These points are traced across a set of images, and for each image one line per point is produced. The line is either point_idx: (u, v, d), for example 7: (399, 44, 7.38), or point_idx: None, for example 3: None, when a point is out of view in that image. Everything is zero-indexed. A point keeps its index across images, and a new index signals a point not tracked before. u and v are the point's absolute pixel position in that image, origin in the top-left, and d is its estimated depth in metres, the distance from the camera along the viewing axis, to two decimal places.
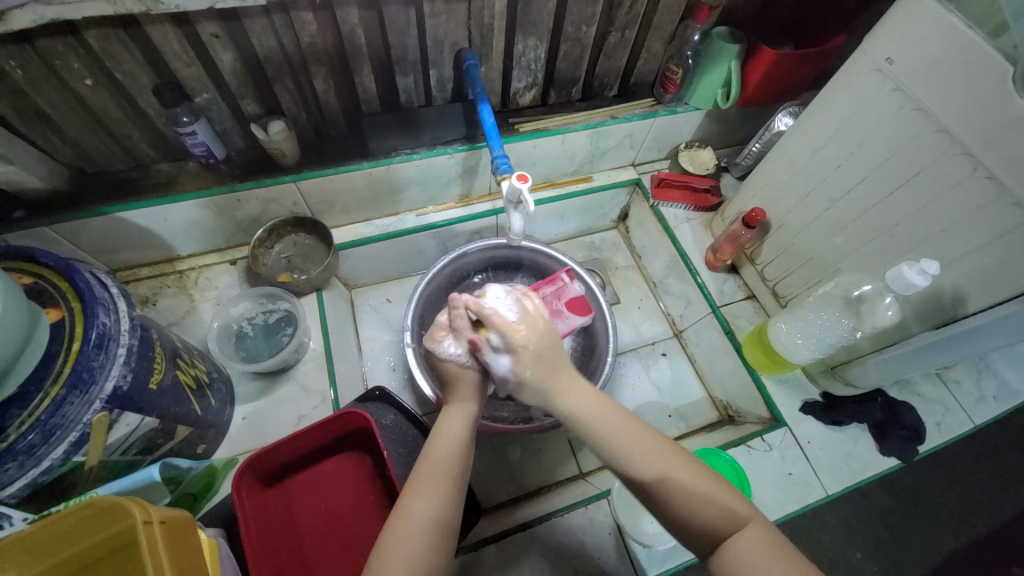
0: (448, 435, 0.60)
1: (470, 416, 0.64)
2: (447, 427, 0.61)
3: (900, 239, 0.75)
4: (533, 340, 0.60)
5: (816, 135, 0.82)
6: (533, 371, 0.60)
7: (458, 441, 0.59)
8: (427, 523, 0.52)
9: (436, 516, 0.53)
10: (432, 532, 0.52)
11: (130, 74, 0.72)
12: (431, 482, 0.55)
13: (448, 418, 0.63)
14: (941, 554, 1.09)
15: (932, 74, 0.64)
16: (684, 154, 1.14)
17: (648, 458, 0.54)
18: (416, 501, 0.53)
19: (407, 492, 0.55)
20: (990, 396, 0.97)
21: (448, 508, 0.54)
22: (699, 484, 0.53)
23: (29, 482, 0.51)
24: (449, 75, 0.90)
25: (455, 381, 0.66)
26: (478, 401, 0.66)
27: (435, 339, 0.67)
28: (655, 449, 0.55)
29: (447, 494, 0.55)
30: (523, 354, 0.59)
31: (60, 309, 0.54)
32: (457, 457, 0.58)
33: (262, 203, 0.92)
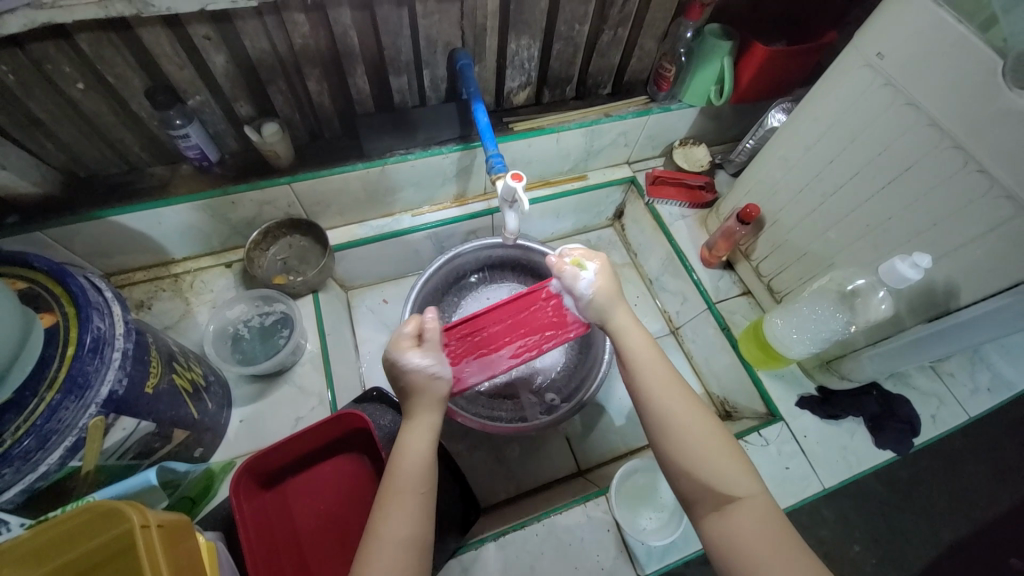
0: (411, 452, 0.58)
1: (433, 427, 0.61)
2: (410, 440, 0.59)
3: (893, 233, 0.75)
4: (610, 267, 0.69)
5: (808, 130, 0.82)
6: (609, 290, 0.67)
7: (426, 455, 0.58)
8: (399, 544, 0.52)
9: (409, 536, 0.53)
10: (407, 551, 0.52)
11: (122, 78, 0.71)
12: (400, 502, 0.54)
13: (411, 429, 0.61)
14: (939, 546, 1.10)
15: (921, 68, 0.65)
16: (679, 151, 1.15)
17: (672, 415, 0.55)
18: (386, 522, 0.53)
19: (377, 515, 0.55)
20: (984, 388, 0.97)
21: (420, 525, 0.54)
22: (711, 443, 0.54)
23: (27, 487, 0.50)
24: (443, 75, 0.90)
25: (413, 392, 0.62)
26: (438, 410, 0.62)
27: (400, 348, 0.64)
28: (681, 412, 0.56)
29: (418, 512, 0.54)
30: (603, 272, 0.67)
31: (54, 314, 0.54)
32: (424, 474, 0.57)
33: (257, 205, 0.91)
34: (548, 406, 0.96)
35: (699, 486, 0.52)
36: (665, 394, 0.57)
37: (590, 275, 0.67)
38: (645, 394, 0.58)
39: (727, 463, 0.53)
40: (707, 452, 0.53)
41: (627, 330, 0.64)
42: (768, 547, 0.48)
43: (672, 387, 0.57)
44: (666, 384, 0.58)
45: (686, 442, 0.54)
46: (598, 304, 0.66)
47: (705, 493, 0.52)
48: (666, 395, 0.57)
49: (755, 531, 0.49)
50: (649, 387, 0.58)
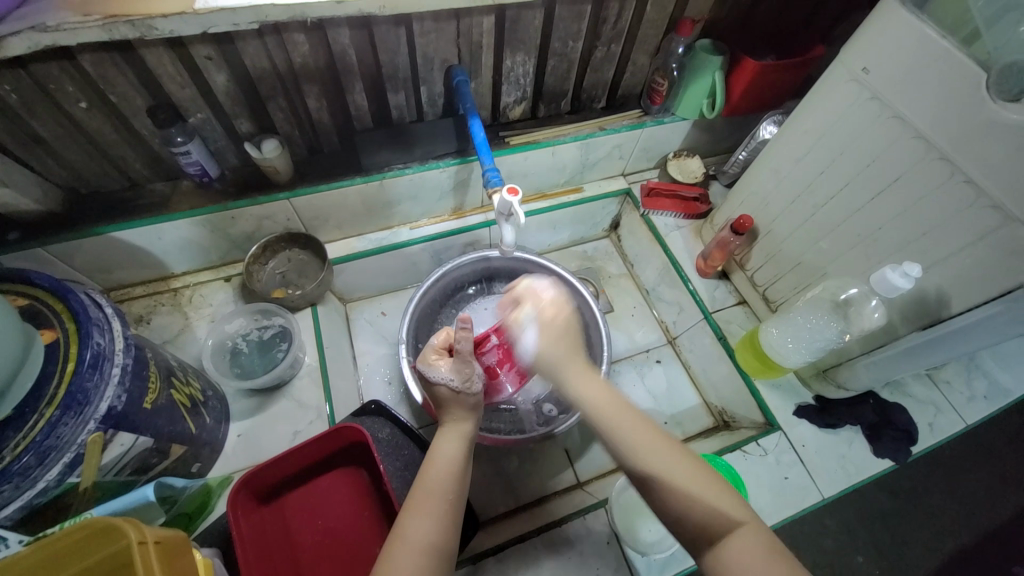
0: (445, 455, 0.60)
1: (464, 437, 0.63)
2: (442, 447, 0.61)
3: (884, 243, 0.76)
4: (560, 318, 0.70)
5: (799, 143, 0.84)
6: (556, 344, 0.68)
7: (459, 461, 0.59)
8: (422, 549, 0.51)
9: (430, 540, 0.52)
10: (429, 557, 0.51)
11: (124, 97, 0.73)
12: (428, 504, 0.55)
13: (444, 439, 0.62)
14: (941, 556, 1.09)
15: (905, 83, 0.67)
16: (673, 163, 1.17)
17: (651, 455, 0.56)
18: (412, 524, 0.53)
19: (405, 515, 0.54)
20: (980, 395, 0.98)
21: (442, 531, 0.53)
22: (695, 480, 0.54)
23: (26, 504, 0.50)
24: (440, 91, 0.92)
25: (447, 404, 0.65)
26: (473, 419, 0.65)
27: (429, 360, 0.67)
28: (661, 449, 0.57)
29: (443, 517, 0.54)
30: (551, 327, 0.69)
31: (55, 331, 0.54)
32: (451, 481, 0.57)
33: (256, 220, 0.92)
34: (546, 417, 0.97)
35: (695, 523, 0.52)
36: (640, 434, 0.58)
37: (529, 329, 0.70)
38: (620, 443, 0.58)
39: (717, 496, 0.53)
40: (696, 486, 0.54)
41: (587, 386, 0.64)
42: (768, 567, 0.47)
43: (644, 432, 0.59)
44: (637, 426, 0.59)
45: (670, 482, 0.54)
46: (541, 358, 0.68)
47: (699, 532, 0.52)
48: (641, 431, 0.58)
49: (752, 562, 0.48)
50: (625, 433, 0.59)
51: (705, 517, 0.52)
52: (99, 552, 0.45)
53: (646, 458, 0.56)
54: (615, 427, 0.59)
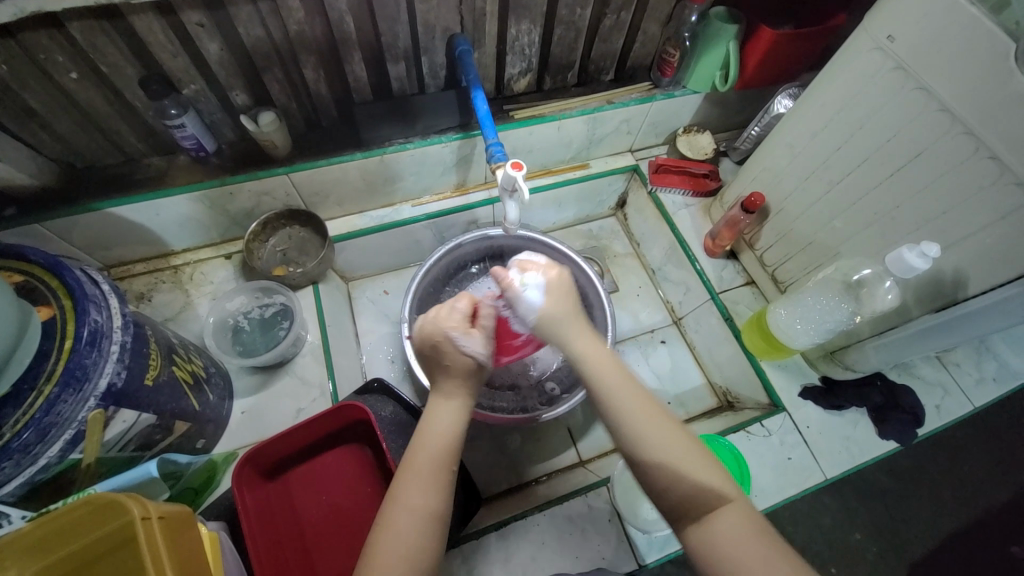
0: (440, 426, 0.57)
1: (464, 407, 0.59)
2: (438, 416, 0.58)
3: (901, 221, 0.74)
4: (563, 280, 0.63)
5: (815, 117, 0.80)
6: (559, 308, 0.61)
7: (451, 431, 0.57)
8: (420, 515, 0.51)
9: (424, 507, 0.52)
10: (427, 525, 0.51)
11: (115, 67, 0.70)
12: (421, 474, 0.54)
13: (441, 406, 0.59)
14: (941, 534, 1.10)
15: (931, 51, 0.63)
16: (683, 138, 1.13)
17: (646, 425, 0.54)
18: (409, 492, 0.53)
19: (398, 484, 0.54)
20: (990, 377, 0.96)
21: (438, 498, 0.53)
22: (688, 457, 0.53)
23: (28, 480, 0.50)
24: (442, 62, 0.88)
25: (452, 368, 0.59)
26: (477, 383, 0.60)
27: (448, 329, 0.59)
28: (655, 421, 0.54)
29: (439, 484, 0.54)
30: (553, 289, 0.62)
31: (51, 307, 0.53)
32: (448, 449, 0.56)
33: (255, 196, 0.91)
34: (549, 396, 0.96)
35: (678, 497, 0.52)
36: (635, 407, 0.55)
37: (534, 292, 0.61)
38: (618, 412, 0.55)
39: (707, 470, 0.53)
40: (687, 461, 0.53)
41: (588, 347, 0.59)
42: (749, 546, 0.48)
43: (639, 398, 0.56)
44: (633, 397, 0.55)
45: (655, 452, 0.53)
46: (548, 323, 0.60)
47: (686, 506, 0.52)
48: (637, 403, 0.55)
49: (732, 540, 0.49)
50: (615, 405, 0.55)
51: (693, 495, 0.51)
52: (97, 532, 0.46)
53: (635, 432, 0.54)
54: (610, 397, 0.56)
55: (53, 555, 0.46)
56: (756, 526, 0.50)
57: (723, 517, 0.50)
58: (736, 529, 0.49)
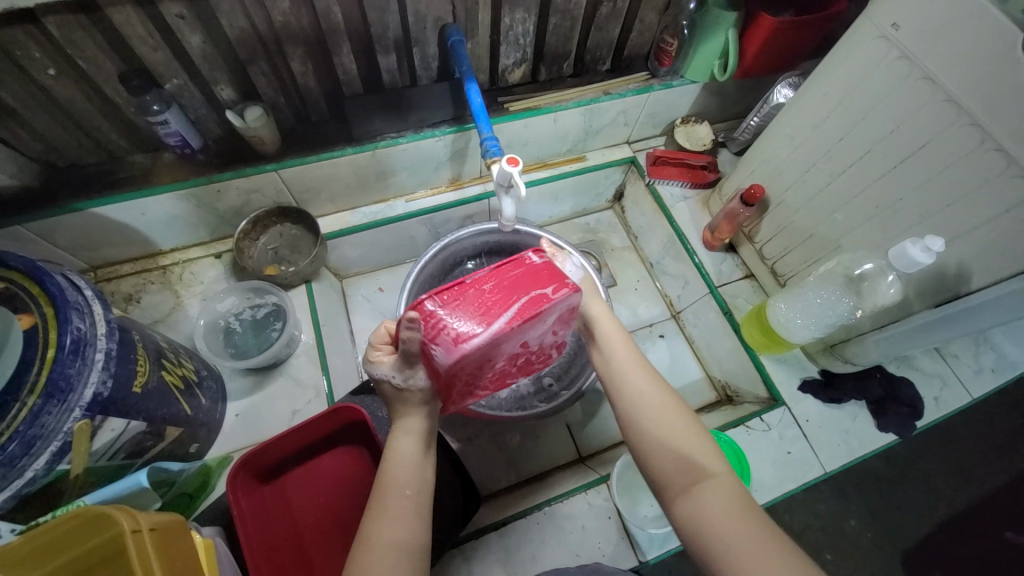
0: (398, 456, 0.56)
1: (415, 430, 0.58)
2: (395, 448, 0.57)
3: (904, 214, 0.72)
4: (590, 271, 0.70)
5: (817, 108, 0.79)
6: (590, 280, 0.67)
7: (416, 460, 0.56)
8: (391, 551, 0.50)
9: (403, 539, 0.51)
10: (398, 557, 0.50)
11: (94, 62, 0.68)
12: (393, 508, 0.52)
13: (397, 437, 0.58)
14: (936, 521, 1.10)
15: (937, 40, 0.61)
16: (681, 129, 1.11)
17: (637, 386, 0.57)
18: (373, 528, 0.51)
19: (370, 519, 0.52)
20: (988, 368, 0.96)
21: (417, 528, 0.52)
22: (674, 420, 0.54)
23: (15, 494, 0.49)
24: (434, 53, 0.85)
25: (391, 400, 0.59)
26: (423, 415, 0.59)
27: (371, 358, 0.59)
28: (646, 385, 0.57)
29: (405, 515, 0.52)
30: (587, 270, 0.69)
31: (32, 315, 0.51)
32: (410, 478, 0.54)
33: (244, 193, 0.88)
34: (547, 392, 0.95)
35: (668, 466, 0.52)
36: (627, 365, 0.59)
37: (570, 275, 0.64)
38: (615, 369, 0.59)
39: (694, 440, 0.53)
40: (673, 425, 0.54)
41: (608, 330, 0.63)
42: (735, 522, 0.47)
43: (637, 365, 0.59)
44: (628, 357, 0.60)
45: (644, 412, 0.55)
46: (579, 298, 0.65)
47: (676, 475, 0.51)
48: (630, 364, 0.59)
49: (722, 512, 0.48)
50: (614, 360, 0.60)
51: (681, 463, 0.52)
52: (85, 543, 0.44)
53: (627, 390, 0.57)
54: (611, 352, 0.61)
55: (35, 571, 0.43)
56: (743, 506, 0.49)
57: (715, 493, 0.49)
58: (722, 502, 0.49)
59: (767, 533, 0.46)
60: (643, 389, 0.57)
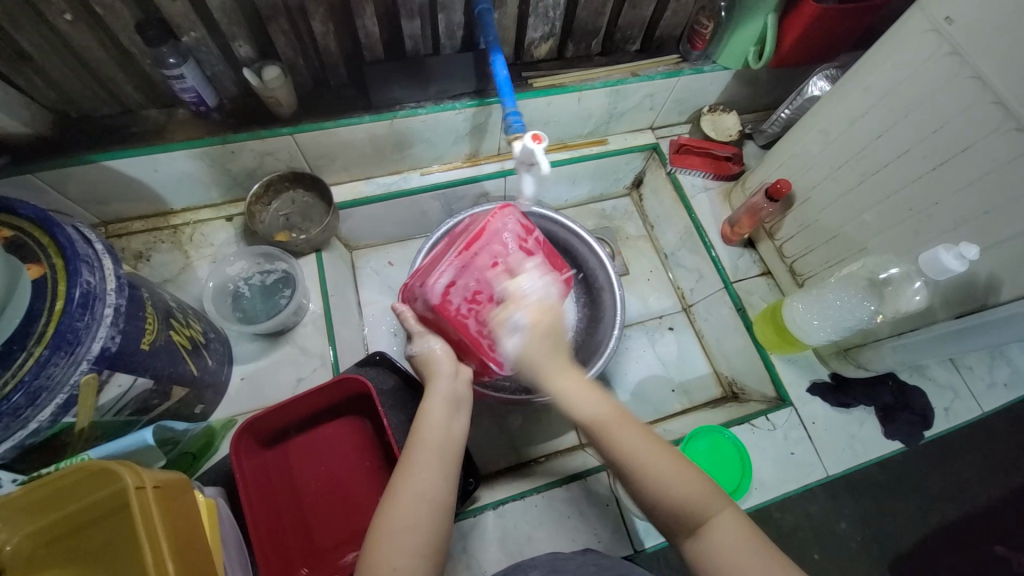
0: (433, 416, 0.58)
1: (448, 394, 0.61)
2: (431, 409, 0.59)
3: (938, 219, 0.70)
4: (548, 325, 0.61)
5: (856, 102, 0.76)
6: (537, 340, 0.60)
7: (444, 424, 0.58)
8: (422, 502, 0.52)
9: (429, 492, 0.53)
10: (427, 509, 0.52)
11: (110, 9, 0.66)
12: (421, 463, 0.54)
13: (432, 399, 0.60)
14: (930, 530, 1.10)
15: (993, 38, 0.58)
16: (707, 118, 1.07)
17: (622, 439, 0.54)
18: (405, 479, 0.53)
19: (398, 471, 0.54)
20: (1001, 382, 0.94)
21: (444, 485, 0.54)
22: (665, 467, 0.52)
23: (18, 444, 0.49)
24: (460, 21, 0.82)
25: (425, 363, 0.66)
26: (450, 380, 0.62)
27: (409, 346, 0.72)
28: (631, 437, 0.54)
29: (439, 471, 0.54)
30: (539, 329, 0.61)
31: (42, 266, 0.51)
32: (444, 439, 0.57)
33: (257, 155, 0.86)
34: None
35: (670, 513, 0.51)
36: (607, 418, 0.55)
37: (513, 332, 0.61)
38: (595, 425, 0.55)
39: (691, 482, 0.51)
40: (666, 473, 0.52)
41: (567, 380, 0.59)
42: (744, 560, 0.47)
43: (616, 415, 0.55)
44: (605, 408, 0.56)
45: (635, 463, 0.52)
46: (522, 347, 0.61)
47: (679, 520, 0.51)
48: (608, 418, 0.55)
49: (729, 549, 0.48)
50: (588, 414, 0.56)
51: (683, 508, 0.50)
52: (92, 496, 0.45)
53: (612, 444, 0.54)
54: (585, 410, 0.56)
55: (47, 517, 0.46)
56: (749, 535, 0.49)
57: (721, 531, 0.49)
58: (729, 538, 0.49)
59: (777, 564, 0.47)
60: (628, 442, 0.53)
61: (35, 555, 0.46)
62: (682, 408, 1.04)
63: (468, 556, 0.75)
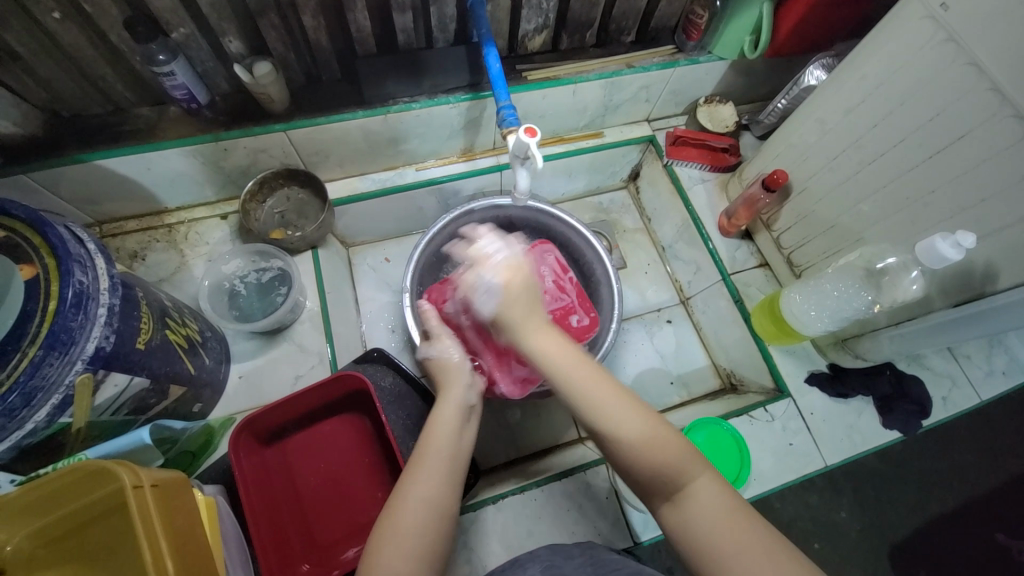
0: (444, 422, 0.59)
1: (461, 403, 0.63)
2: (443, 416, 0.60)
3: (935, 208, 0.70)
4: (519, 287, 0.58)
5: (852, 91, 0.75)
6: (509, 303, 0.58)
7: (456, 431, 0.59)
8: (429, 507, 0.52)
9: (436, 498, 0.52)
10: (433, 514, 0.51)
11: (97, 5, 0.65)
12: (430, 467, 0.54)
13: (444, 406, 0.61)
14: (928, 518, 1.10)
15: (989, 24, 0.58)
16: (702, 109, 1.06)
17: (599, 401, 0.52)
18: (413, 484, 0.53)
19: (406, 476, 0.54)
20: (999, 371, 0.95)
21: (450, 491, 0.54)
22: (642, 427, 0.51)
23: (15, 444, 0.49)
24: (452, 14, 0.81)
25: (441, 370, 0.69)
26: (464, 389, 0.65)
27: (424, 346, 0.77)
28: (608, 399, 0.53)
29: (447, 477, 0.54)
30: (511, 294, 0.58)
31: (34, 266, 0.50)
32: (453, 445, 0.57)
33: (250, 153, 0.86)
34: None
35: (648, 475, 0.51)
36: (583, 379, 0.54)
37: (486, 297, 0.58)
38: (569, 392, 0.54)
39: (669, 444, 0.51)
40: (643, 434, 0.51)
41: (544, 343, 0.56)
42: (722, 521, 0.47)
43: (590, 377, 0.54)
44: (580, 372, 0.54)
45: (611, 425, 0.52)
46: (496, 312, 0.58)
47: (658, 482, 0.51)
48: (583, 380, 0.54)
49: (706, 511, 0.48)
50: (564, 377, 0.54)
51: (662, 471, 0.50)
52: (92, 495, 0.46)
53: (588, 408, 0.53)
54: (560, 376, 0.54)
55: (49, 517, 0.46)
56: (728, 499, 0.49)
57: (699, 495, 0.49)
58: (707, 501, 0.49)
59: (755, 528, 0.47)
60: (604, 405, 0.52)
61: (38, 555, 0.46)
62: (680, 401, 1.04)
63: (468, 551, 0.75)
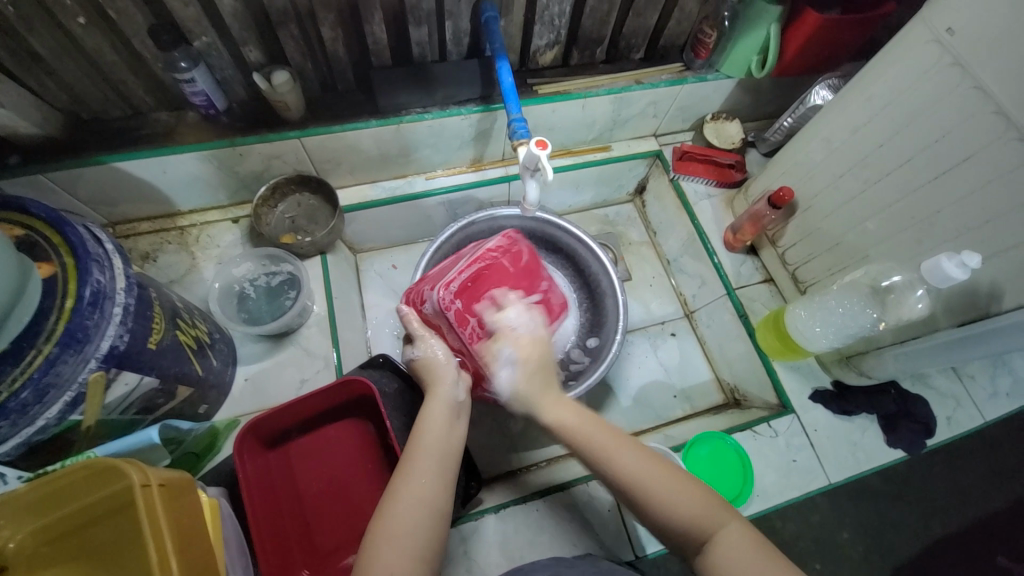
0: (435, 420, 0.59)
1: (452, 401, 0.62)
2: (433, 415, 0.60)
3: (940, 228, 0.70)
4: (536, 360, 0.64)
5: (858, 111, 0.76)
6: (527, 383, 0.63)
7: (447, 430, 0.59)
8: (420, 506, 0.52)
9: (427, 498, 0.53)
10: (425, 513, 0.52)
11: (124, 13, 0.67)
12: (422, 468, 0.54)
13: (435, 405, 0.61)
14: (932, 540, 1.09)
15: (993, 49, 0.59)
16: (709, 125, 1.08)
17: (620, 460, 0.55)
18: (406, 483, 0.53)
19: (398, 475, 0.55)
20: (1003, 392, 0.94)
21: (443, 491, 0.54)
22: (662, 482, 0.53)
23: (24, 440, 0.50)
24: (466, 28, 0.83)
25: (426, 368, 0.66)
26: (454, 384, 0.63)
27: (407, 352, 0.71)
28: (628, 459, 0.55)
29: (440, 477, 0.55)
30: (527, 367, 0.63)
31: (53, 264, 0.51)
32: (445, 444, 0.57)
33: (265, 158, 0.87)
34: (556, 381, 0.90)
35: (676, 528, 0.51)
36: (604, 441, 0.57)
37: (507, 371, 0.64)
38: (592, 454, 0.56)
39: (690, 495, 0.52)
40: (665, 487, 0.52)
41: (562, 413, 0.60)
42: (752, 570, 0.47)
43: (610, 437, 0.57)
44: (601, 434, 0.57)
45: (633, 484, 0.53)
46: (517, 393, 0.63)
47: (684, 535, 0.51)
48: (602, 442, 0.57)
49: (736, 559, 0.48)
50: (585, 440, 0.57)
51: (687, 522, 0.51)
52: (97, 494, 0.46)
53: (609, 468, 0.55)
54: (583, 439, 0.58)
55: (51, 515, 0.46)
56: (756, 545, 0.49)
57: (726, 544, 0.49)
58: (734, 548, 0.48)
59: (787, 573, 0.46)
60: (624, 463, 0.54)
61: (38, 552, 0.46)
62: (683, 414, 1.04)
63: (468, 560, 0.75)
